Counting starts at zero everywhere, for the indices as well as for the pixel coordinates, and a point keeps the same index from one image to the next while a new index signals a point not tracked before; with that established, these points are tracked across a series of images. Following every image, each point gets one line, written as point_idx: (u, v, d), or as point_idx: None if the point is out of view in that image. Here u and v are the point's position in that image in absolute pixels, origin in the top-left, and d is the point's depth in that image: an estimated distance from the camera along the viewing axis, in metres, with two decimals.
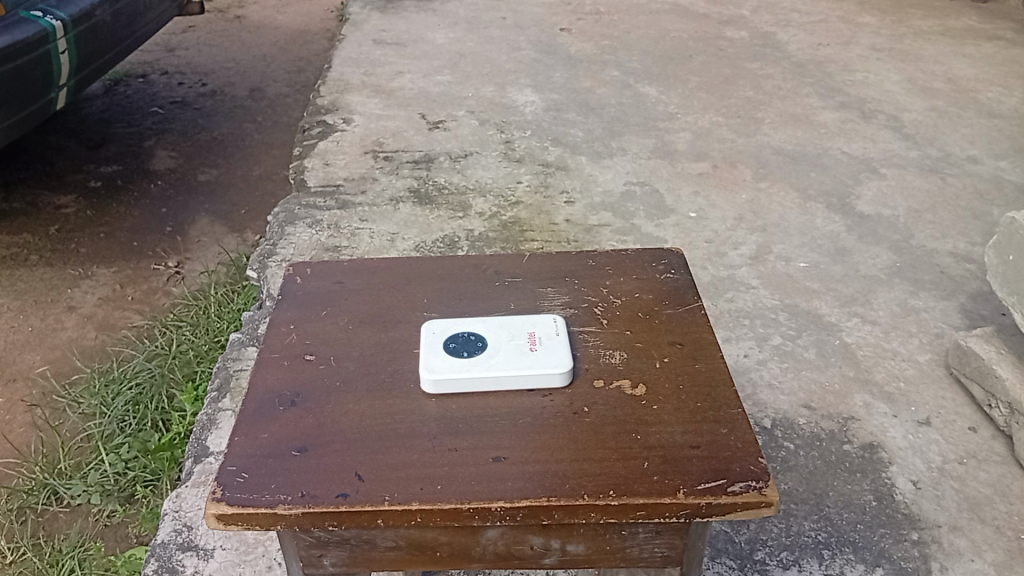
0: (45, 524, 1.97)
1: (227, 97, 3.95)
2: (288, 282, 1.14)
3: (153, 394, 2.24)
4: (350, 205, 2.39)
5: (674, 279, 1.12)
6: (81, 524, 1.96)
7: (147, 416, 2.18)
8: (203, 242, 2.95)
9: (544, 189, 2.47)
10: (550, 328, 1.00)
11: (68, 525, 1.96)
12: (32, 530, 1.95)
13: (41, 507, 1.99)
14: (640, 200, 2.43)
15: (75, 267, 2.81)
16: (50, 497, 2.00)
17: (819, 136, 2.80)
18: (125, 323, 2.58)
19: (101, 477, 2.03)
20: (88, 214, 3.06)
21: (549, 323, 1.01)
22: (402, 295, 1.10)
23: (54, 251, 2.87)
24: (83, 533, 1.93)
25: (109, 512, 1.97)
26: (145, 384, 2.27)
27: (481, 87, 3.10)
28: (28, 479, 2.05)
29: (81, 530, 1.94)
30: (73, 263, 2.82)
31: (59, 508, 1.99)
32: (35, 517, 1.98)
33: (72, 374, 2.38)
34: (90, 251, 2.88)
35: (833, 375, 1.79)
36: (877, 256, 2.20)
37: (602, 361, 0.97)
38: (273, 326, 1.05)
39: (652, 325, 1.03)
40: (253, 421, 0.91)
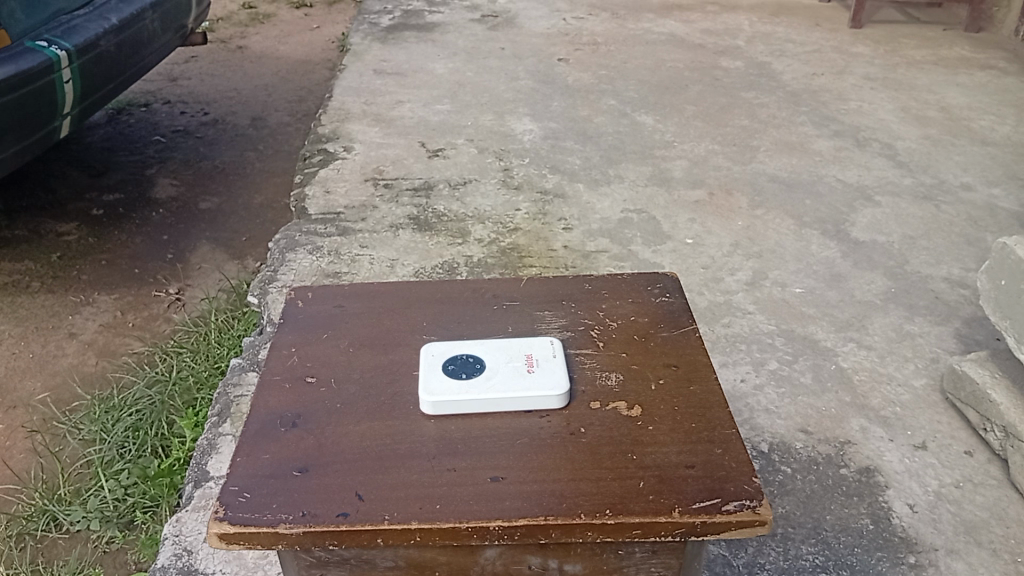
0: (45, 551, 1.98)
1: (229, 126, 4.00)
2: (290, 307, 1.15)
3: (153, 420, 2.26)
4: (350, 231, 2.41)
5: (669, 302, 1.14)
6: (80, 550, 1.96)
7: (147, 442, 2.20)
8: (204, 269, 2.97)
9: (542, 217, 2.50)
10: (547, 350, 1.02)
11: (67, 553, 1.96)
12: (32, 557, 1.95)
13: (40, 533, 2.00)
14: (638, 227, 2.46)
15: (76, 294, 2.83)
16: (50, 523, 2.01)
17: (814, 164, 2.84)
18: (126, 349, 2.60)
19: (100, 503, 2.04)
20: (90, 241, 3.09)
21: (546, 345, 1.03)
22: (402, 319, 1.12)
23: (55, 278, 2.89)
24: (82, 559, 1.94)
25: (108, 538, 1.98)
26: (145, 410, 2.28)
27: (480, 116, 3.14)
28: (28, 506, 2.06)
29: (80, 556, 1.95)
30: (75, 290, 2.84)
31: (58, 535, 2.00)
32: (34, 544, 1.99)
33: (72, 401, 2.39)
34: (91, 278, 2.91)
35: (830, 401, 1.80)
36: (872, 282, 2.23)
37: (598, 383, 0.99)
38: (274, 349, 1.07)
39: (647, 348, 1.05)
40: (255, 441, 0.92)
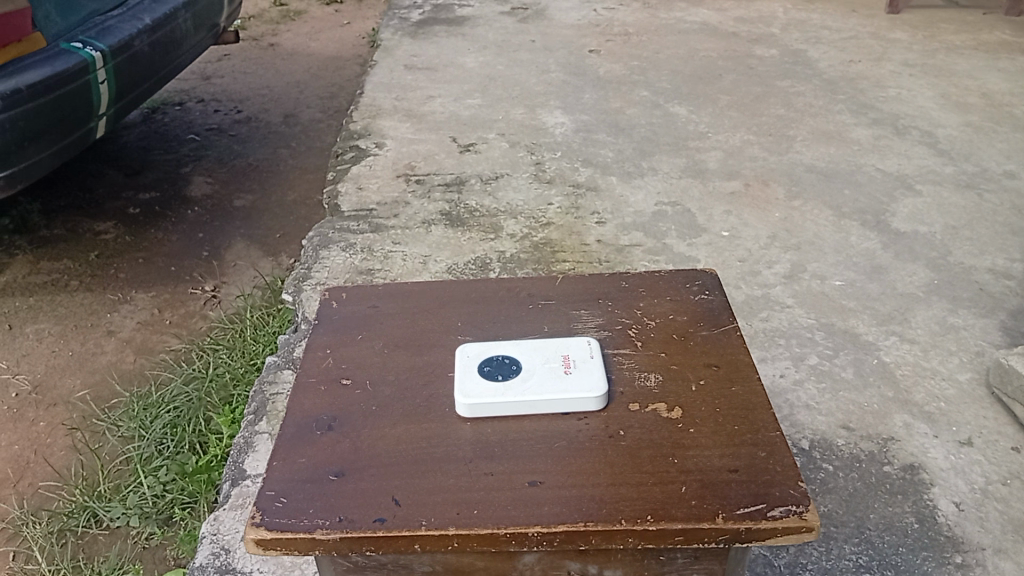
0: (85, 547, 2.01)
1: (261, 123, 4.02)
2: (325, 307, 1.15)
3: (190, 417, 2.28)
4: (382, 228, 2.41)
5: (709, 299, 1.11)
6: (120, 546, 1.99)
7: (185, 439, 2.22)
8: (239, 267, 2.99)
9: (575, 210, 2.47)
10: (584, 351, 1.00)
11: (107, 549, 1.99)
12: (73, 553, 1.98)
13: (81, 529, 2.03)
14: (672, 220, 2.42)
15: (114, 292, 2.87)
16: (90, 519, 2.04)
17: (852, 153, 2.78)
18: (163, 346, 2.62)
19: (140, 500, 2.07)
20: (127, 240, 3.13)
21: (582, 346, 1.01)
22: (437, 319, 1.11)
23: (94, 276, 2.93)
24: (122, 555, 1.97)
25: (147, 534, 2.00)
26: (182, 407, 2.31)
27: (511, 110, 3.12)
28: (70, 502, 2.09)
29: (120, 552, 1.97)
30: (113, 288, 2.88)
31: (98, 531, 2.02)
32: (76, 540, 2.02)
33: (112, 398, 2.42)
34: (129, 276, 2.94)
35: (872, 396, 1.76)
36: (914, 274, 2.17)
37: (636, 385, 0.97)
38: (308, 350, 1.06)
39: (686, 348, 1.03)
40: (290, 445, 0.92)
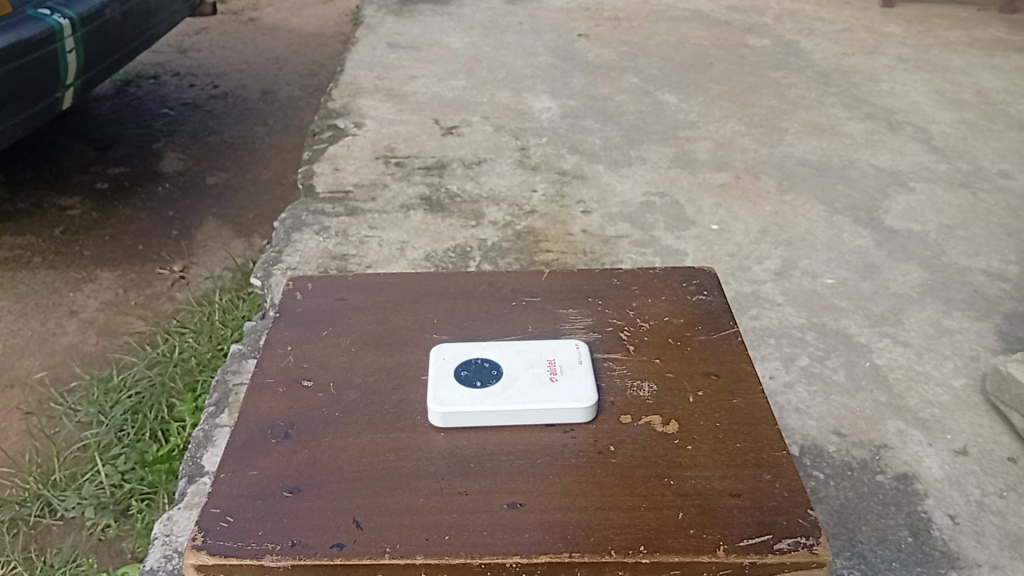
0: (38, 537, 1.89)
1: (238, 99, 3.88)
2: (287, 299, 1.04)
3: (153, 403, 2.17)
4: (359, 211, 2.30)
5: (707, 301, 1.02)
6: (74, 537, 1.89)
7: (146, 426, 2.12)
8: (209, 247, 2.87)
9: (560, 198, 2.38)
10: (572, 356, 0.91)
11: (61, 540, 1.88)
12: (24, 544, 1.87)
13: (33, 519, 1.92)
14: (660, 211, 2.34)
15: (78, 270, 2.74)
16: (44, 508, 1.93)
17: (844, 148, 2.70)
18: (128, 328, 2.50)
19: (96, 489, 1.96)
20: (94, 216, 2.99)
21: (570, 350, 0.92)
22: (410, 315, 1.01)
23: (57, 254, 2.80)
24: (76, 547, 1.86)
25: (104, 526, 1.90)
26: (145, 392, 2.20)
27: (496, 92, 3.01)
28: (22, 490, 1.98)
29: (74, 544, 1.87)
30: (77, 266, 2.75)
31: (52, 521, 1.91)
32: (27, 530, 1.90)
33: (71, 381, 2.30)
34: (94, 254, 2.81)
35: (864, 401, 1.69)
36: (907, 274, 2.10)
37: (628, 395, 0.88)
38: (267, 347, 0.96)
39: (683, 354, 0.94)
40: (241, 454, 0.82)
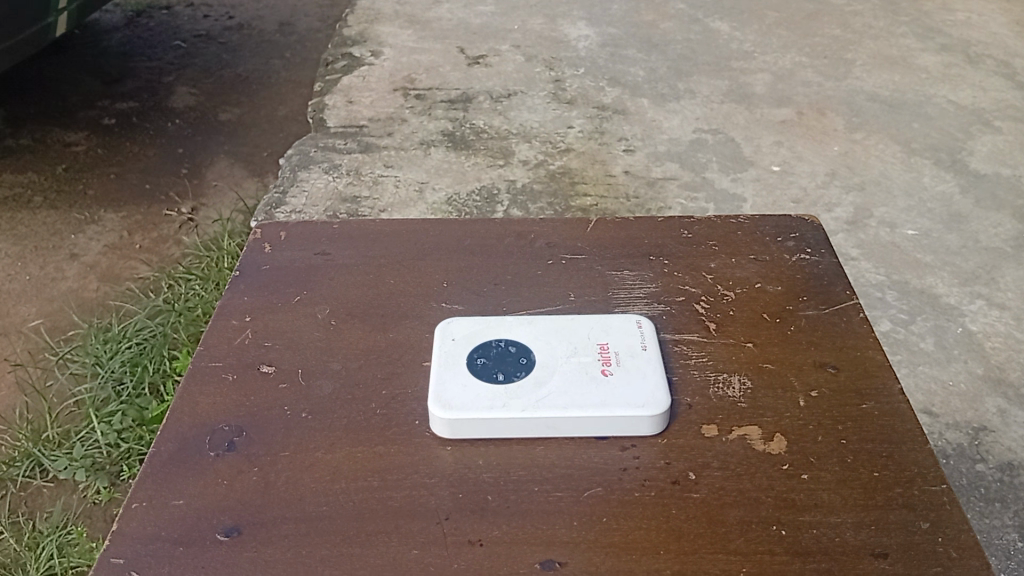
0: (27, 501, 1.54)
1: (254, 30, 3.44)
2: (251, 253, 0.79)
3: (158, 351, 1.76)
4: (373, 148, 2.04)
5: (813, 263, 0.76)
6: (65, 502, 1.53)
7: (148, 377, 1.71)
8: (219, 187, 2.45)
9: (599, 135, 2.08)
10: (632, 341, 0.65)
11: (51, 503, 1.53)
12: (12, 507, 1.52)
13: (20, 481, 1.56)
14: (713, 150, 2.04)
15: (80, 211, 2.35)
16: (34, 469, 1.57)
17: (919, 82, 2.37)
18: (131, 273, 2.12)
19: (90, 450, 1.58)
20: (99, 153, 2.59)
21: (630, 333, 0.66)
22: (413, 277, 0.76)
23: (61, 194, 2.41)
24: (68, 511, 1.51)
25: (97, 489, 1.54)
26: (149, 340, 1.79)
27: (528, 20, 2.70)
28: (9, 450, 1.61)
29: (65, 508, 1.51)
30: (80, 207, 2.36)
31: (42, 483, 1.56)
32: (14, 493, 1.55)
33: (69, 330, 1.92)
34: (98, 193, 2.42)
35: (959, 373, 1.41)
36: (999, 225, 1.81)
37: (711, 397, 0.63)
38: (218, 318, 0.72)
39: (784, 338, 0.68)
40: (166, 474, 0.58)
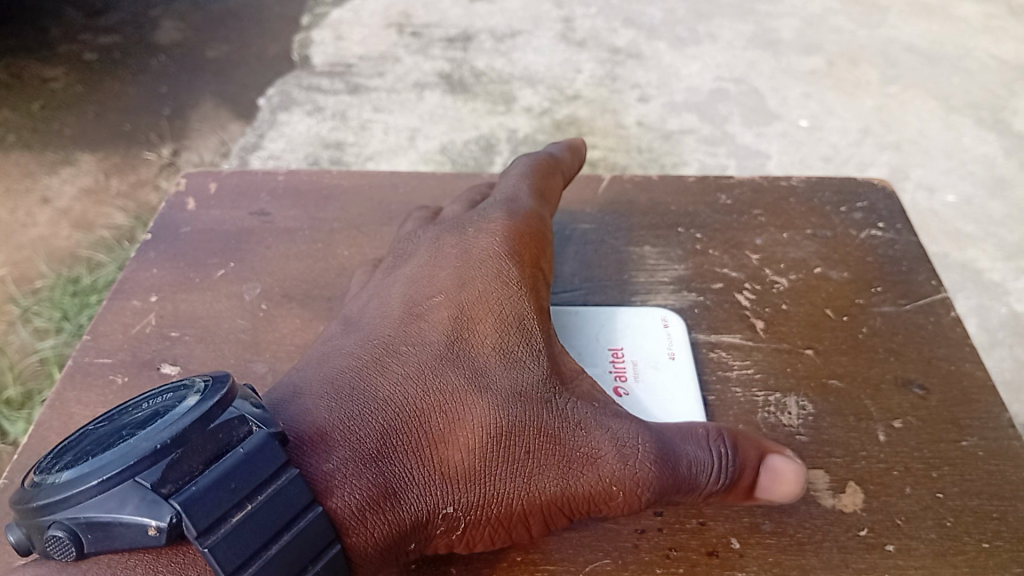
0: None
1: None
2: (169, 211, 0.62)
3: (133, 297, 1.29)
4: (363, 89, 1.74)
5: (886, 241, 0.59)
6: None
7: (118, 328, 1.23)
8: (203, 130, 1.69)
9: (610, 82, 1.77)
10: (660, 346, 0.51)
11: None
12: None
13: None
14: (735, 101, 1.71)
15: (54, 150, 1.66)
16: None
17: (958, 32, 1.88)
18: (108, 222, 1.52)
19: None
20: (76, 90, 1.79)
21: (657, 335, 0.51)
22: (371, 241, 0.59)
23: (35, 129, 1.70)
24: None
25: None
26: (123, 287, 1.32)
27: None
28: None
29: None
30: (53, 146, 1.67)
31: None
32: None
33: (37, 281, 1.42)
34: (74, 133, 1.69)
35: (1003, 359, 1.26)
36: None
37: (760, 427, 0.47)
38: (116, 298, 0.55)
39: (856, 343, 0.52)
40: None
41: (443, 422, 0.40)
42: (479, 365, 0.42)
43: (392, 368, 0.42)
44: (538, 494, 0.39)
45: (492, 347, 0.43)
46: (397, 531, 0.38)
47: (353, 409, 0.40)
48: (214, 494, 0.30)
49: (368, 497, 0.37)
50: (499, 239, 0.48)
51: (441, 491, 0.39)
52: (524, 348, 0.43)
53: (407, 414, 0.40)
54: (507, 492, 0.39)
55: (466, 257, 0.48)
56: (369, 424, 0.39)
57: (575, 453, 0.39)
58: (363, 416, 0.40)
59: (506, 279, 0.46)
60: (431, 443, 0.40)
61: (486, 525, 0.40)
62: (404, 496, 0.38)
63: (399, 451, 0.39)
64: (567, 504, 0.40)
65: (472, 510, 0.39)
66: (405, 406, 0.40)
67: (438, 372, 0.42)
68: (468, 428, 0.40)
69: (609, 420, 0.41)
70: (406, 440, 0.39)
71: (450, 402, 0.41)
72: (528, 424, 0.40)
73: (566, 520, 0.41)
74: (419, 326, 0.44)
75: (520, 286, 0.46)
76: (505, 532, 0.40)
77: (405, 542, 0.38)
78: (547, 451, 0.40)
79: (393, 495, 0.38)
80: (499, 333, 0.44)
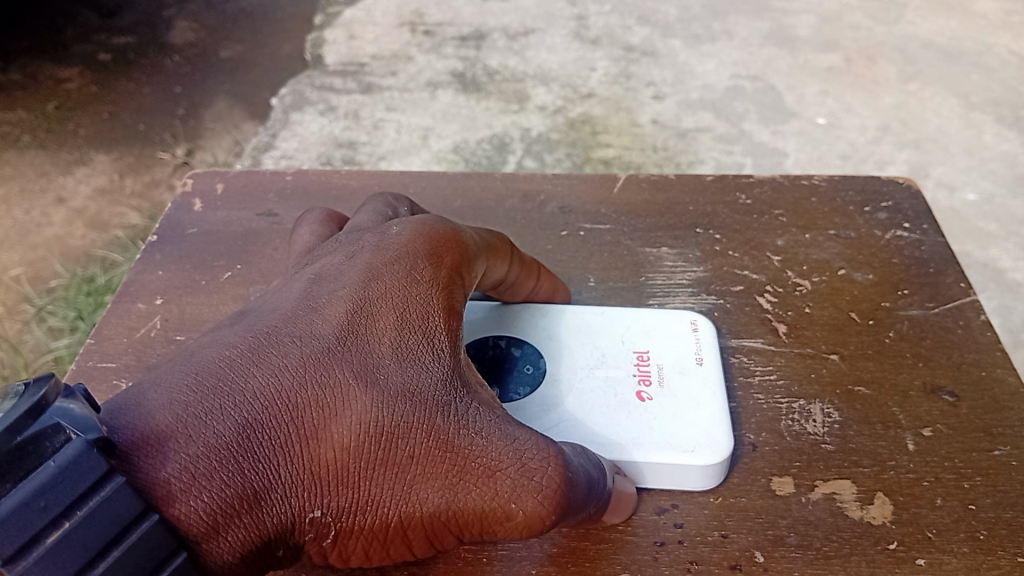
0: None
1: None
2: (177, 212, 0.61)
3: None
4: (375, 88, 1.73)
5: (913, 241, 0.57)
6: None
7: None
8: (215, 130, 1.68)
9: (625, 80, 1.75)
10: (687, 351, 0.48)
11: None
12: None
13: None
14: (752, 99, 1.69)
15: (68, 151, 1.66)
16: None
17: (978, 27, 1.85)
18: (121, 221, 1.51)
19: None
20: (89, 91, 1.79)
21: (684, 339, 0.49)
22: None
23: (50, 130, 1.70)
24: None
25: None
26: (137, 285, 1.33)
27: None
28: None
29: None
30: (67, 147, 1.66)
31: None
32: None
33: (51, 280, 1.42)
34: (88, 134, 1.69)
35: None
36: None
37: (784, 435, 0.46)
38: (122, 301, 0.55)
39: (882, 347, 0.50)
40: None
41: (320, 415, 0.34)
42: (373, 355, 0.36)
43: (268, 345, 0.35)
44: (424, 509, 0.34)
45: (390, 336, 0.37)
46: (255, 537, 0.33)
47: (212, 392, 0.33)
48: (22, 516, 0.25)
49: (218, 502, 0.31)
50: (418, 228, 0.41)
51: (311, 496, 0.34)
52: (432, 341, 0.37)
53: (280, 403, 0.34)
54: (390, 504, 0.34)
55: (385, 235, 0.41)
56: (233, 412, 0.33)
57: (470, 466, 0.34)
58: (228, 400, 0.33)
59: (421, 269, 0.39)
60: (304, 439, 0.34)
61: (361, 535, 0.35)
62: (266, 497, 0.33)
63: (264, 448, 0.33)
64: (457, 523, 0.35)
65: (345, 515, 0.35)
66: (280, 393, 0.34)
67: (323, 356, 0.35)
68: (353, 427, 0.34)
69: (511, 428, 0.35)
70: (273, 434, 0.33)
71: (331, 394, 0.35)
72: (424, 429, 0.34)
73: (453, 537, 0.36)
74: (315, 298, 0.38)
75: (432, 284, 0.39)
76: (382, 542, 0.36)
77: (266, 546, 0.33)
78: (443, 465, 0.34)
79: (253, 498, 0.32)
80: (406, 321, 0.37)
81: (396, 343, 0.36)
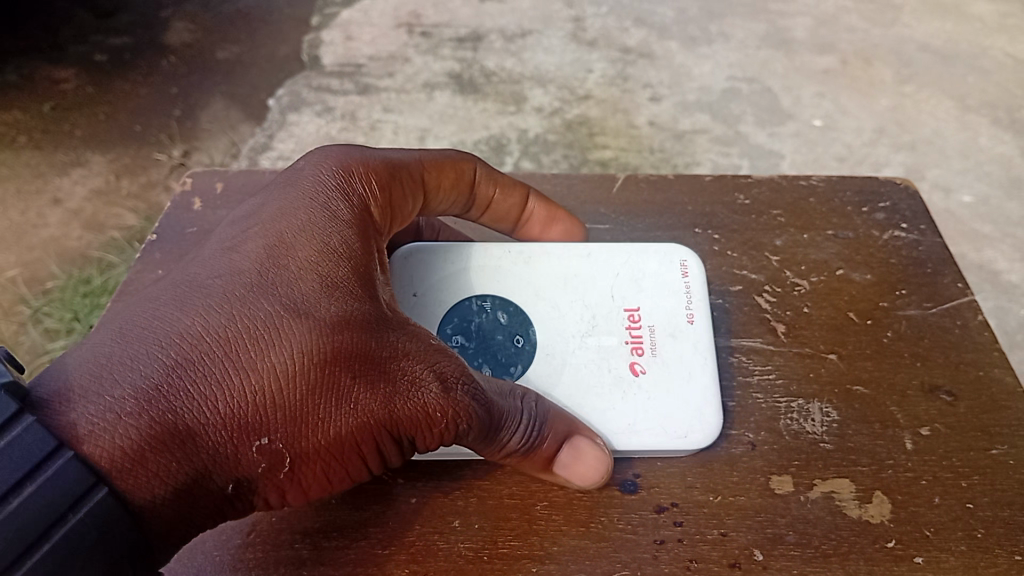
0: None
1: None
2: (176, 211, 0.61)
3: None
4: (371, 88, 1.72)
5: (911, 242, 0.57)
6: None
7: None
8: (212, 130, 1.67)
9: (622, 81, 1.74)
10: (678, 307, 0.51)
11: None
12: None
13: None
14: (749, 100, 1.68)
15: (64, 151, 1.65)
16: None
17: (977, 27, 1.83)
18: (118, 223, 1.52)
19: None
20: (83, 91, 1.77)
21: (674, 294, 0.52)
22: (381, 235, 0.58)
23: (46, 130, 1.70)
24: None
25: None
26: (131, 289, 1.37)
27: None
28: None
29: None
30: (63, 147, 1.66)
31: None
32: None
33: (48, 282, 1.44)
34: (84, 134, 1.69)
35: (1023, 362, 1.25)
36: None
37: (783, 435, 0.47)
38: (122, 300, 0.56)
39: (881, 346, 0.51)
40: None
41: (250, 352, 0.39)
42: (291, 293, 0.40)
43: (189, 294, 0.39)
44: (359, 417, 0.40)
45: (305, 274, 0.41)
46: (197, 467, 0.37)
47: (138, 342, 0.37)
48: None
49: (149, 435, 0.35)
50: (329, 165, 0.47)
51: (254, 426, 0.39)
52: (346, 273, 0.42)
53: (207, 346, 0.38)
54: (327, 419, 0.40)
55: (295, 177, 0.46)
56: (158, 353, 0.37)
57: (399, 378, 0.41)
58: (153, 344, 0.37)
59: (338, 209, 0.44)
60: (236, 377, 0.38)
61: (307, 454, 0.41)
62: (203, 431, 0.37)
63: (194, 388, 0.37)
64: (394, 427, 0.41)
65: (291, 440, 0.39)
66: (208, 332, 0.38)
67: (247, 297, 0.40)
68: (280, 356, 0.39)
69: (435, 352, 0.42)
70: (206, 376, 0.38)
71: (258, 332, 0.39)
72: (352, 352, 0.40)
73: (392, 443, 0.42)
74: (231, 248, 0.42)
75: (345, 223, 0.44)
76: (331, 459, 0.41)
77: (214, 473, 0.38)
78: (369, 376, 0.40)
79: (189, 432, 0.37)
80: (319, 256, 0.42)
81: (312, 284, 0.41)
